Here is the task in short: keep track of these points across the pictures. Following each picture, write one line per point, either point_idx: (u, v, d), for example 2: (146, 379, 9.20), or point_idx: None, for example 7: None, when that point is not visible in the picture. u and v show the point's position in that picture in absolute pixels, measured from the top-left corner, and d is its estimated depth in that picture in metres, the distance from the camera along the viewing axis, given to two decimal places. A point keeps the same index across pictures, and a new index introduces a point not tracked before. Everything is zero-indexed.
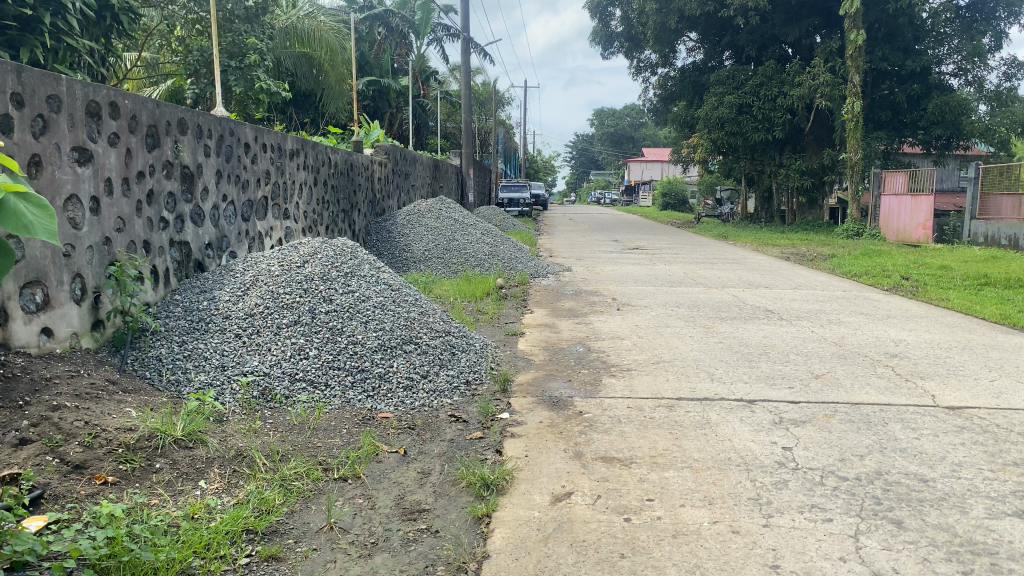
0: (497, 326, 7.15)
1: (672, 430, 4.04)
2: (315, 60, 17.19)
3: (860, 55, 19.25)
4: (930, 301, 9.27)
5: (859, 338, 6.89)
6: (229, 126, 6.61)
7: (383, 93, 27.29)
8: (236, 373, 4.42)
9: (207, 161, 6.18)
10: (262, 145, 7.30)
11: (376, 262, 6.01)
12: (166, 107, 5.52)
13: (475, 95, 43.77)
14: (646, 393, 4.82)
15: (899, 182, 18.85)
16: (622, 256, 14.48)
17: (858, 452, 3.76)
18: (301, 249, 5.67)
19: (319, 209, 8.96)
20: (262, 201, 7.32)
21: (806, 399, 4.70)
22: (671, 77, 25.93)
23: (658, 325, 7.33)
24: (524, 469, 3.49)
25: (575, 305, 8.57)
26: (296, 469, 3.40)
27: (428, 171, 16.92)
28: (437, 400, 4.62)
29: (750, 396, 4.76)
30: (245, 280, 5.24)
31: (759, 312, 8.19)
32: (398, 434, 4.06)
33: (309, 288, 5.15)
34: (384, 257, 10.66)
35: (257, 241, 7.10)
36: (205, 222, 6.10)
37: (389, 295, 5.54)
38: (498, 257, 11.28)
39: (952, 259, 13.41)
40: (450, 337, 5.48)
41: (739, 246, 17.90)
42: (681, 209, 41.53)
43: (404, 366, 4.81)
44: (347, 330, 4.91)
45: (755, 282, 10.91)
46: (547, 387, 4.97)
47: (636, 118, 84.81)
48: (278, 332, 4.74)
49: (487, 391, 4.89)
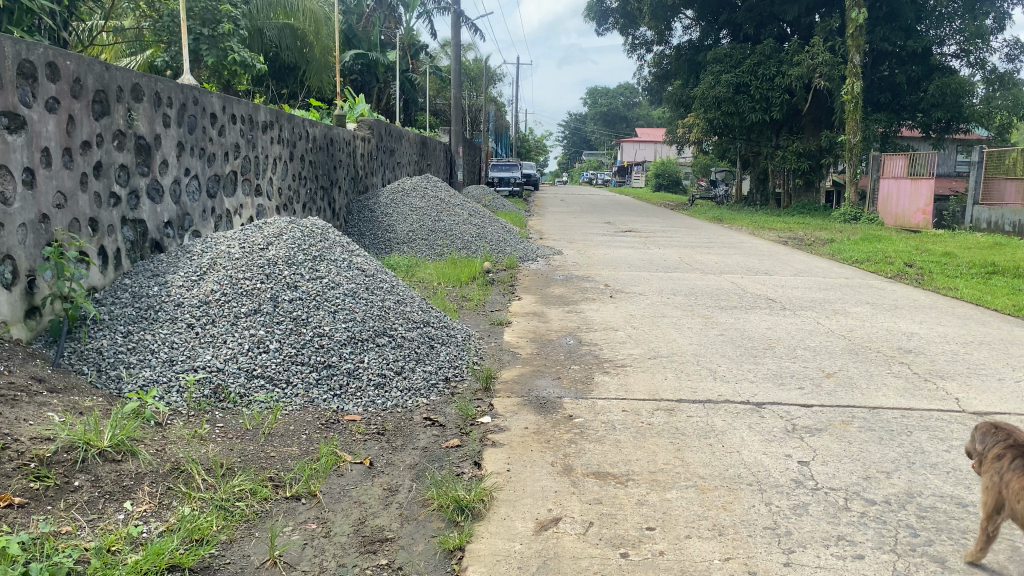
0: (481, 314, 6.70)
1: (674, 440, 3.60)
2: (299, 32, 16.57)
3: (861, 35, 18.72)
4: (938, 290, 8.86)
5: (868, 330, 6.46)
6: (192, 94, 6.09)
7: (371, 68, 26.64)
8: (185, 370, 3.94)
9: (166, 132, 5.67)
10: (230, 116, 6.78)
11: (349, 245, 5.52)
12: (117, 70, 5.00)
13: (466, 71, 43.05)
14: (643, 393, 4.38)
15: (899, 166, 18.39)
16: (616, 239, 14.02)
17: (883, 468, 3.33)
18: (266, 229, 5.16)
19: (295, 186, 8.45)
20: (231, 175, 6.82)
21: (819, 403, 4.26)
22: (667, 55, 25.32)
23: (654, 315, 6.87)
24: (505, 488, 3.04)
25: (566, 291, 8.12)
26: (240, 487, 2.93)
27: (416, 149, 16.38)
28: (412, 400, 4.17)
29: (758, 399, 4.31)
30: (201, 262, 4.73)
31: (760, 301, 7.76)
32: (364, 441, 3.59)
33: (272, 272, 4.65)
34: (366, 237, 10.16)
35: (224, 219, 6.61)
36: (164, 197, 5.61)
37: (361, 281, 5.04)
38: (486, 238, 10.81)
39: (955, 245, 13.00)
40: (428, 329, 5.01)
41: (735, 229, 17.46)
42: (675, 190, 41.03)
43: (375, 361, 4.35)
44: (313, 320, 4.42)
45: (754, 267, 10.46)
46: (533, 385, 4.52)
47: (630, 97, 84.06)
48: (235, 322, 4.26)
49: (467, 389, 4.43)
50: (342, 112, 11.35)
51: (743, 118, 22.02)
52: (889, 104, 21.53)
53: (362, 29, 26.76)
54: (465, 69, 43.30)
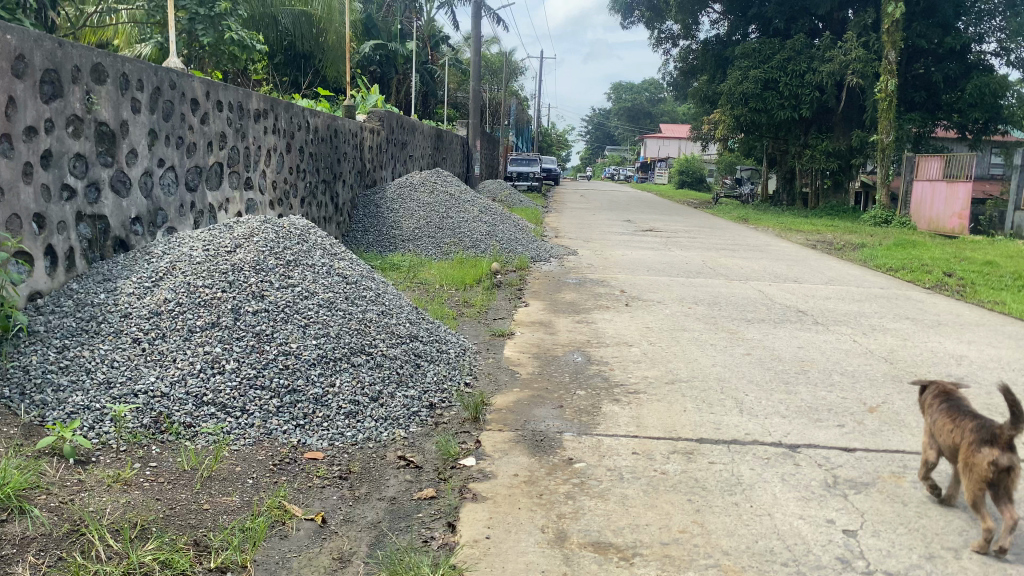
0: (482, 323, 6.10)
1: (692, 498, 3.00)
2: (313, 19, 16.00)
3: (898, 30, 17.90)
4: (983, 304, 8.18)
5: (912, 351, 5.82)
6: (169, 76, 5.52)
7: (390, 59, 26.09)
8: (123, 395, 3.37)
9: (136, 118, 5.09)
10: (214, 102, 6.20)
11: (331, 249, 4.93)
12: (74, 47, 4.42)
13: (488, 63, 42.46)
14: (658, 429, 3.78)
15: (935, 167, 17.57)
16: (636, 239, 13.36)
17: (950, 544, 2.72)
18: (236, 229, 4.58)
19: (292, 179, 7.87)
20: (215, 167, 6.25)
21: (866, 447, 3.63)
22: (694, 50, 24.55)
23: (672, 328, 6.25)
24: (481, 564, 2.46)
25: (578, 297, 7.52)
26: (150, 557, 2.36)
27: (431, 142, 15.85)
28: (388, 432, 3.60)
29: (793, 440, 3.70)
30: (159, 266, 4.15)
31: (790, 313, 7.11)
32: (322, 490, 3.02)
33: (236, 279, 4.06)
34: (370, 233, 9.59)
35: (206, 215, 6.03)
36: (132, 190, 5.04)
37: (341, 290, 4.45)
38: (496, 238, 10.22)
39: (995, 253, 12.25)
40: (414, 344, 4.41)
41: (760, 231, 16.75)
42: (698, 188, 40.22)
43: (348, 385, 3.76)
44: (278, 335, 3.84)
45: (782, 274, 9.79)
46: (531, 416, 3.93)
47: (654, 92, 83.00)
48: (188, 338, 3.69)
49: (453, 420, 3.83)
50: (351, 102, 10.80)
51: (771, 115, 21.25)
52: (924, 103, 20.65)
53: (381, 19, 26.26)
54: (486, 62, 42.63)
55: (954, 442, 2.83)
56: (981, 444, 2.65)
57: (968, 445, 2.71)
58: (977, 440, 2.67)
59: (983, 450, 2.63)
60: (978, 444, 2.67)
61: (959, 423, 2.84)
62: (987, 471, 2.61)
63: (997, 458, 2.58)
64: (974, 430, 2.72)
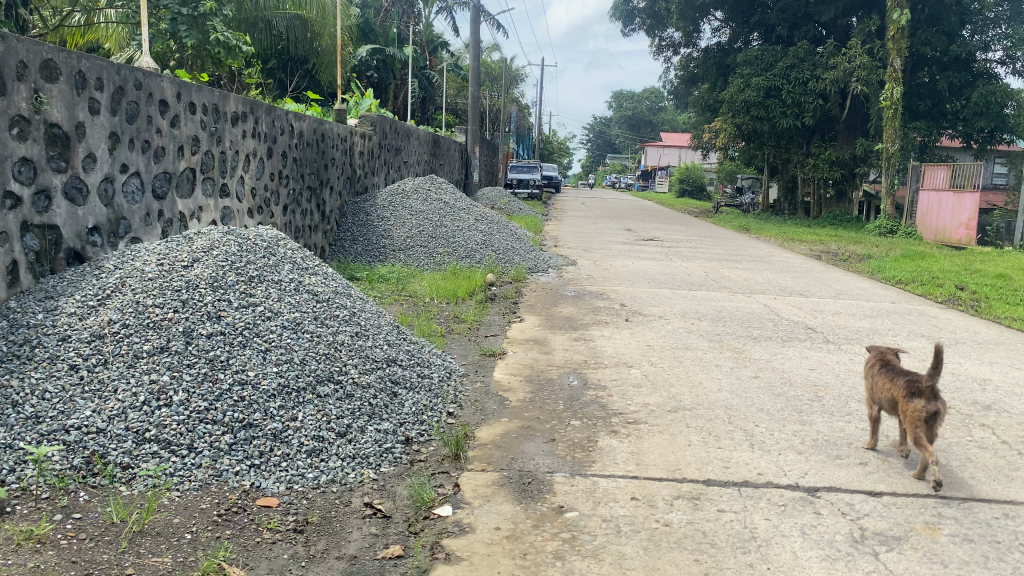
0: (473, 341, 5.68)
1: (700, 557, 2.59)
2: (308, 24, 15.59)
3: (903, 37, 17.49)
4: (998, 321, 7.77)
5: (931, 374, 5.42)
6: (135, 75, 5.10)
7: (388, 64, 25.70)
8: (51, 432, 2.96)
9: (94, 120, 4.67)
10: (186, 104, 5.79)
11: (302, 263, 4.52)
12: (19, 42, 4.01)
13: (487, 69, 42.09)
14: (660, 469, 3.37)
15: (942, 176, 17.17)
16: (637, 249, 12.98)
17: None
18: (195, 241, 4.17)
19: (274, 186, 7.46)
20: (187, 173, 5.83)
21: (894, 491, 3.23)
22: (695, 58, 24.15)
23: (674, 347, 5.84)
24: None
25: (575, 312, 7.11)
26: None
27: (427, 147, 15.46)
28: (355, 474, 3.19)
29: (811, 483, 3.29)
30: (107, 283, 3.74)
31: (799, 330, 6.70)
32: (272, 547, 2.61)
33: (190, 297, 3.65)
34: (359, 243, 9.18)
35: (175, 224, 5.61)
36: (90, 198, 4.63)
37: (311, 310, 4.04)
38: (492, 248, 9.81)
39: (1006, 266, 11.84)
40: (391, 369, 4.01)
41: (764, 241, 16.33)
42: (699, 197, 39.84)
43: (312, 418, 3.37)
44: (235, 362, 3.44)
45: (788, 287, 9.38)
46: (519, 451, 3.52)
47: (655, 100, 82.70)
48: (132, 364, 3.29)
49: (430, 458, 3.43)
50: (342, 106, 10.40)
51: (774, 123, 20.85)
52: (928, 111, 20.18)
53: (378, 23, 25.93)
54: (485, 69, 42.24)
55: (888, 394, 3.52)
56: (911, 394, 3.34)
57: (900, 394, 3.40)
58: (908, 390, 3.36)
59: (913, 399, 3.32)
60: (909, 395, 3.35)
61: (891, 378, 3.54)
62: (917, 416, 3.29)
63: (925, 406, 3.27)
64: (904, 383, 3.41)
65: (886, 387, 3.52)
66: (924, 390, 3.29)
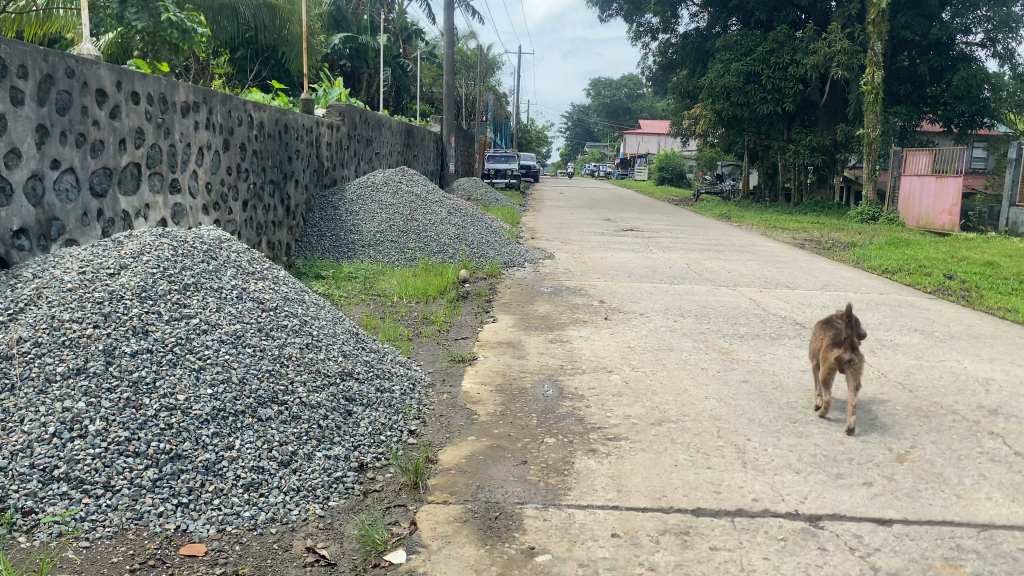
0: (442, 345, 5.30)
1: None
2: (276, 10, 15.06)
3: (884, 21, 17.20)
4: (991, 312, 7.49)
5: (929, 374, 5.11)
6: (66, 62, 4.65)
7: (360, 52, 25.14)
8: None
9: (17, 111, 4.21)
10: (127, 93, 5.33)
11: (247, 268, 4.11)
12: None
13: (462, 57, 41.51)
14: (645, 496, 3.02)
15: (923, 161, 16.94)
16: (616, 240, 12.65)
17: None
18: (125, 246, 3.74)
19: (231, 180, 7.02)
20: (130, 168, 5.38)
21: (905, 518, 2.90)
22: (673, 45, 23.79)
23: (657, 348, 5.48)
24: None
25: (553, 310, 6.73)
26: None
27: (400, 138, 15.01)
28: (299, 512, 2.81)
29: (812, 509, 2.95)
30: (20, 294, 3.30)
31: (787, 327, 6.36)
32: None
33: (113, 310, 3.22)
34: (325, 238, 8.77)
35: (118, 223, 5.17)
36: (15, 197, 4.17)
37: (256, 321, 3.64)
38: (465, 241, 9.42)
39: (993, 253, 11.60)
40: (346, 385, 3.61)
41: (746, 230, 16.03)
42: (679, 184, 39.59)
43: (251, 446, 2.98)
44: (163, 385, 3.02)
45: (774, 279, 9.05)
46: (487, 478, 3.14)
47: (633, 88, 82.38)
48: (42, 390, 2.86)
49: (386, 487, 3.05)
50: (308, 95, 9.93)
51: (754, 110, 20.53)
52: (909, 96, 19.95)
53: (350, 10, 25.38)
54: (461, 56, 41.67)
55: (818, 346, 4.11)
56: (832, 346, 3.94)
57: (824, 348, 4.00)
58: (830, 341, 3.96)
59: (833, 351, 3.92)
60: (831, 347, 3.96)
61: (820, 332, 4.14)
62: (839, 364, 3.89)
63: (842, 354, 3.88)
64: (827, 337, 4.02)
65: (816, 341, 4.13)
66: (842, 342, 3.89)
